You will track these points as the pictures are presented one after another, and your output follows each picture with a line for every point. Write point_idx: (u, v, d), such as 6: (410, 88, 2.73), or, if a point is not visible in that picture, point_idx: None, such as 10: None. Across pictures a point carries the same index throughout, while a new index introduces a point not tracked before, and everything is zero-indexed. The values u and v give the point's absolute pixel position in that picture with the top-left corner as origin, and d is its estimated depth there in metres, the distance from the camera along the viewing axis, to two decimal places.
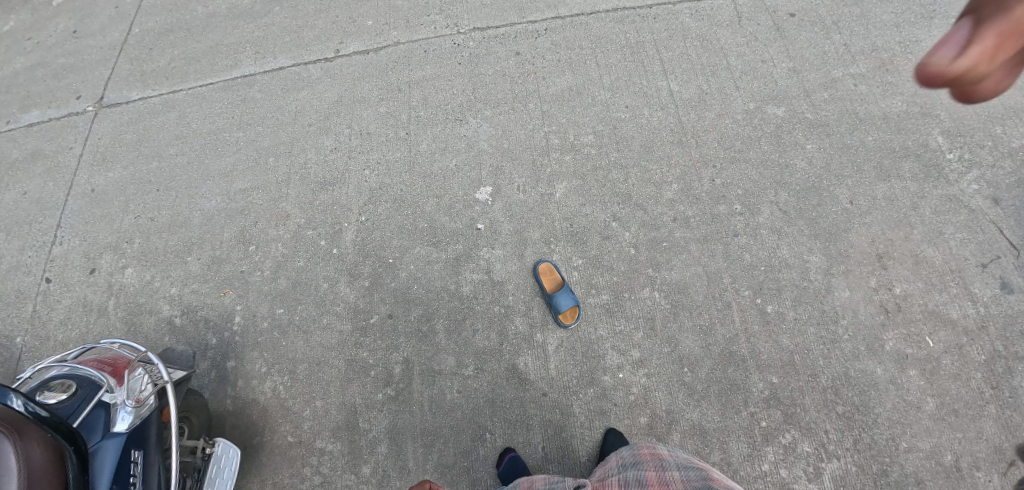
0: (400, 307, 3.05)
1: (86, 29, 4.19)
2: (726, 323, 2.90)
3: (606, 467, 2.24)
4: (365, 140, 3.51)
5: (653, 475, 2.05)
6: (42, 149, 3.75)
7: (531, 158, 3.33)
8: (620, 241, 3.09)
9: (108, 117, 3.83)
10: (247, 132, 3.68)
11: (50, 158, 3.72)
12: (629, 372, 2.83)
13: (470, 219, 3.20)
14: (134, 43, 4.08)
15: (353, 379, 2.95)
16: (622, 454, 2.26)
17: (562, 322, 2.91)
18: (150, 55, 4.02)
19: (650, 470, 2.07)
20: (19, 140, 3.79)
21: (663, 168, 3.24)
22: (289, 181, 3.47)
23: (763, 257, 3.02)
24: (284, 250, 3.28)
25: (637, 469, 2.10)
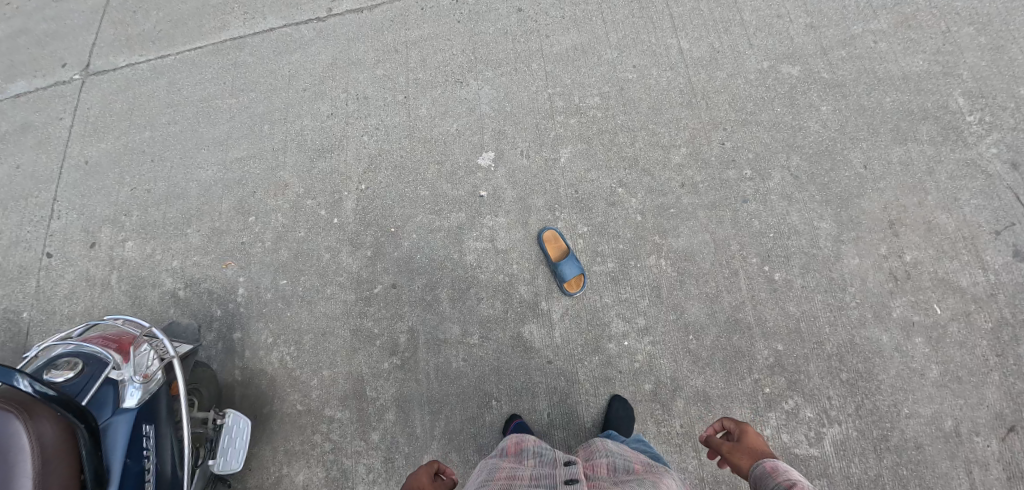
0: (403, 276, 3.04)
1: None
2: (733, 291, 2.88)
3: (591, 450, 2.16)
4: (363, 104, 3.41)
5: (641, 466, 2.03)
6: (32, 120, 3.66)
7: (534, 122, 3.23)
8: (626, 208, 3.03)
9: (97, 86, 3.73)
10: (240, 100, 3.61)
11: (40, 130, 3.64)
12: (635, 340, 2.83)
13: (472, 186, 3.14)
14: (117, 5, 3.92)
15: (359, 349, 2.98)
16: (606, 443, 2.21)
17: (566, 290, 2.87)
18: (134, 18, 3.87)
19: (638, 463, 2.05)
20: (7, 112, 3.70)
21: (671, 131, 3.15)
22: (286, 148, 3.43)
23: (773, 224, 2.97)
24: (284, 220, 3.28)
25: (625, 458, 2.07)
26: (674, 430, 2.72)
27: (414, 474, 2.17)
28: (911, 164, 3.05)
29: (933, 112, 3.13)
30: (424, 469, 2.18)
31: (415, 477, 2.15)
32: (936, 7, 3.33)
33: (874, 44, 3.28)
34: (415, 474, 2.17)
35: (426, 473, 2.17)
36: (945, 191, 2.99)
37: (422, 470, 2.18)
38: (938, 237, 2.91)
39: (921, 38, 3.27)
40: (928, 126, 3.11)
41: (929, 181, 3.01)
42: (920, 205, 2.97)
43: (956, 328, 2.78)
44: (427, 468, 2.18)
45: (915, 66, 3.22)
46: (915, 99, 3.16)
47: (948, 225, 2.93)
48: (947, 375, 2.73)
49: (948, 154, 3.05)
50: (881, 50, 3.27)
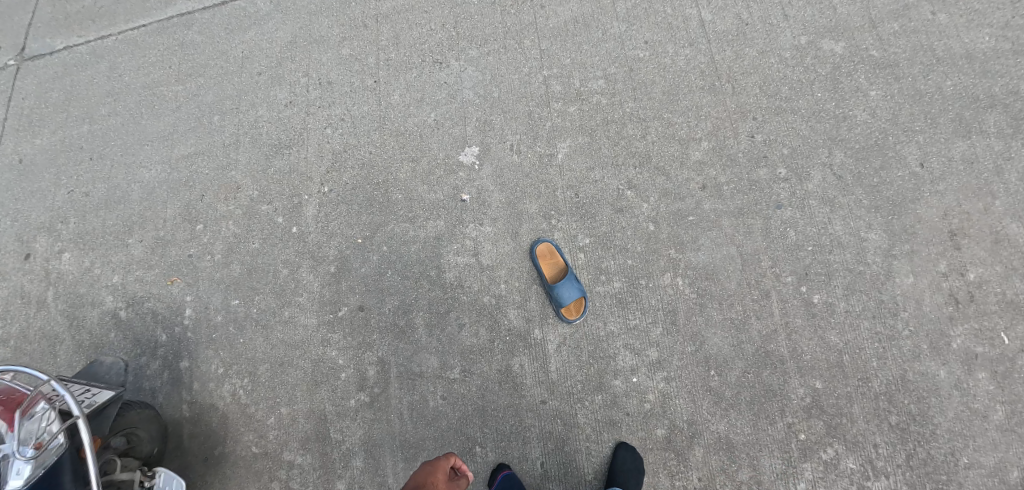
0: (372, 297, 2.57)
1: None
2: (763, 317, 2.42)
3: None
4: (326, 90, 2.90)
5: None
6: None
7: (527, 110, 2.67)
8: (636, 214, 2.51)
9: (32, 72, 3.24)
10: (187, 87, 3.15)
11: None
12: (645, 376, 2.37)
13: (452, 189, 2.61)
14: None
15: (321, 383, 2.57)
16: None
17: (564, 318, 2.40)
18: None
19: None
20: None
21: (691, 120, 2.61)
22: (238, 144, 2.96)
23: (812, 234, 2.50)
24: (236, 229, 2.84)
25: None
26: (689, 484, 2.29)
27: (429, 466, 1.97)
28: (975, 162, 2.55)
29: (1003, 99, 2.61)
30: (442, 464, 1.99)
31: (429, 471, 1.96)
32: None
33: (932, 15, 2.74)
34: (429, 467, 1.98)
35: (441, 468, 1.98)
36: (1017, 194, 2.49)
37: (438, 464, 1.99)
38: (1007, 251, 2.44)
39: (988, 9, 2.72)
40: (996, 115, 2.59)
41: (997, 183, 2.52)
42: (986, 212, 2.49)
43: None
44: (445, 465, 1.99)
45: (982, 42, 2.68)
46: (981, 83, 2.63)
47: (1019, 236, 2.45)
48: (1015, 417, 2.29)
49: (1020, 150, 2.54)
50: (941, 23, 2.72)
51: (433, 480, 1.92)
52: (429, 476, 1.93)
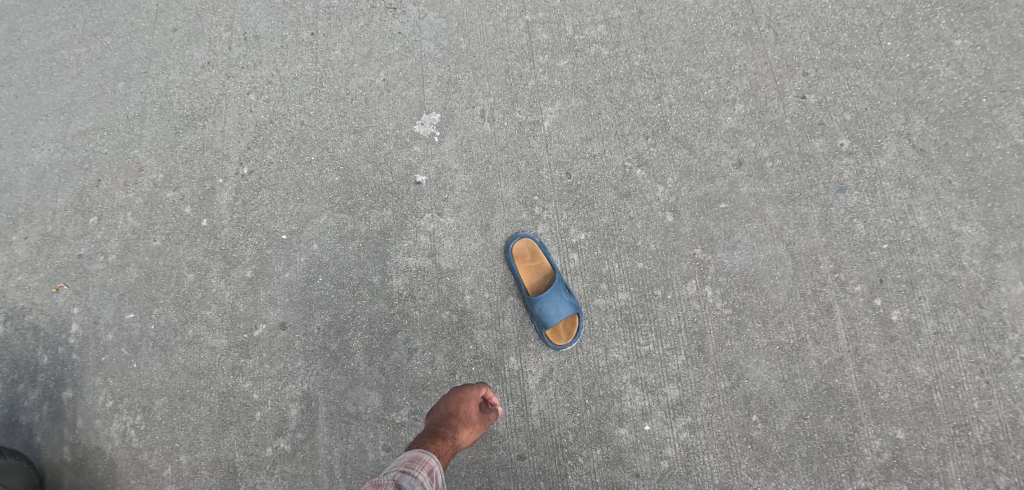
0: (297, 311, 1.93)
1: None
2: (823, 342, 1.76)
3: None
4: (251, 46, 2.28)
5: None
6: None
7: (503, 65, 2.02)
8: (647, 201, 1.87)
9: None
10: (93, 47, 2.45)
11: None
12: (660, 422, 1.73)
13: (404, 169, 1.97)
14: None
15: (229, 425, 1.94)
16: None
17: (550, 343, 1.77)
18: None
19: None
20: None
21: (720, 77, 1.96)
22: (144, 115, 2.34)
23: (886, 228, 1.84)
24: (135, 223, 2.22)
25: None
26: None
27: (458, 394, 1.63)
28: None
29: None
30: (473, 391, 1.63)
31: (457, 399, 1.62)
32: None
33: None
34: (459, 392, 1.64)
35: (474, 395, 1.64)
36: None
37: (469, 391, 1.64)
38: None
39: None
40: None
41: None
42: None
43: None
44: (477, 392, 1.64)
45: None
46: None
47: None
48: None
49: None
50: None
51: (462, 413, 1.60)
52: (458, 406, 1.60)
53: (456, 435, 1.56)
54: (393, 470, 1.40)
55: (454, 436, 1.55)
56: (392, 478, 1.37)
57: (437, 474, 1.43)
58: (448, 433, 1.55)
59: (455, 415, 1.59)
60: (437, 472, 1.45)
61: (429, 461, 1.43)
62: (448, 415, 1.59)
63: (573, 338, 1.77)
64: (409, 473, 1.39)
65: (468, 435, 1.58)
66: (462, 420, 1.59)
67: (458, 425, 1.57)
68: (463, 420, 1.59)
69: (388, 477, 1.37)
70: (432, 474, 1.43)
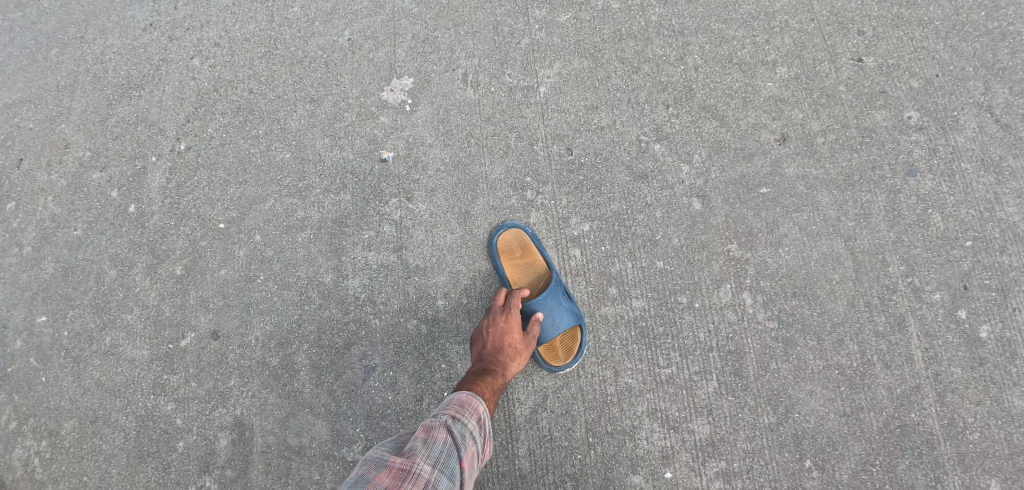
0: (233, 317, 1.57)
1: None
2: (893, 367, 1.38)
3: None
4: (199, 3, 1.90)
5: None
6: None
7: (493, 20, 1.65)
8: (667, 184, 1.50)
9: None
10: (31, 9, 2.01)
11: None
12: (685, 467, 1.35)
13: (369, 144, 1.61)
14: None
15: (147, 456, 1.57)
16: None
17: (544, 363, 1.40)
18: None
19: None
20: None
21: (757, 35, 1.59)
22: (76, 84, 1.93)
23: (971, 221, 1.46)
24: (56, 208, 1.82)
25: None
26: None
27: (500, 323, 1.37)
28: None
29: None
30: (516, 319, 1.37)
31: (500, 330, 1.36)
32: None
33: None
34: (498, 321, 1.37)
35: (517, 322, 1.38)
36: None
37: (511, 319, 1.37)
38: None
39: None
40: None
41: None
42: None
43: None
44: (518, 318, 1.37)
45: None
46: None
47: None
48: None
49: None
50: None
51: (508, 346, 1.35)
52: (503, 338, 1.35)
53: (505, 371, 1.33)
54: (442, 414, 1.21)
55: (503, 373, 1.33)
56: (443, 422, 1.19)
57: (488, 420, 1.25)
58: (496, 370, 1.33)
59: (499, 349, 1.35)
60: (488, 414, 1.27)
61: (480, 404, 1.24)
62: (491, 348, 1.36)
63: (574, 357, 1.40)
64: (460, 419, 1.20)
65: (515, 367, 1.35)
66: (509, 354, 1.35)
67: (505, 357, 1.34)
68: (509, 354, 1.35)
69: (439, 420, 1.19)
70: (482, 419, 1.25)
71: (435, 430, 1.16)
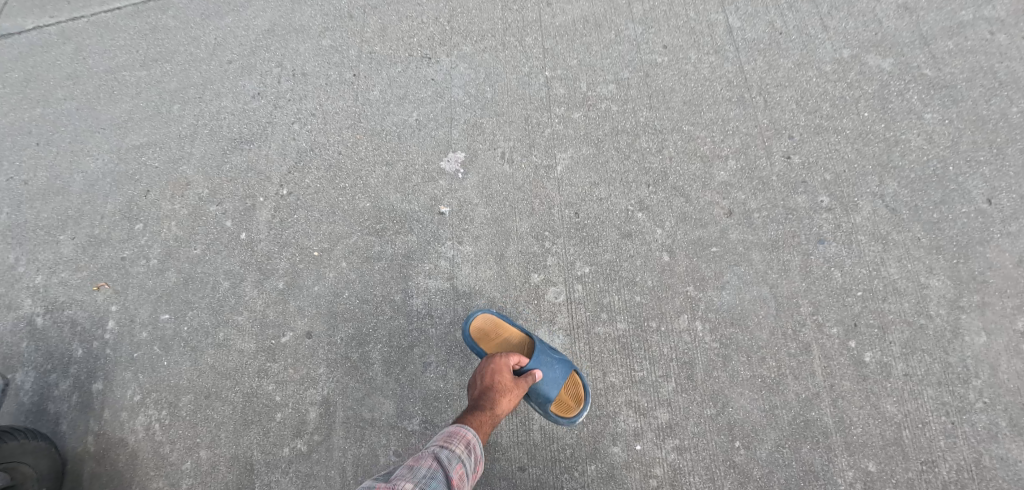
0: (322, 323, 2.12)
1: None
2: (801, 378, 1.94)
3: None
4: (300, 82, 2.56)
5: None
6: None
7: (524, 113, 2.28)
8: (648, 241, 2.08)
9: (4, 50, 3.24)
10: (154, 71, 2.85)
11: None
12: (651, 443, 1.88)
13: (429, 200, 2.19)
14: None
15: (251, 424, 2.09)
16: None
17: (563, 417, 1.88)
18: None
19: None
20: None
21: (714, 135, 2.22)
22: (195, 136, 2.59)
23: (861, 277, 2.04)
24: (178, 231, 2.43)
25: None
26: None
27: (493, 369, 1.86)
28: None
29: None
30: (504, 362, 1.86)
31: (498, 376, 1.85)
32: None
33: (991, 35, 2.45)
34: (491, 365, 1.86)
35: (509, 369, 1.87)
36: None
37: (501, 365, 1.86)
38: None
39: None
40: None
41: None
42: None
43: None
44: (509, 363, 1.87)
45: None
46: None
47: None
48: None
49: None
50: (1000, 44, 2.44)
51: (501, 386, 1.84)
52: (498, 381, 1.84)
53: (494, 405, 1.80)
54: (433, 445, 1.68)
55: (494, 407, 1.80)
56: (431, 452, 1.66)
57: (470, 448, 1.69)
58: (486, 405, 1.80)
59: (492, 388, 1.83)
60: (473, 443, 1.71)
61: (463, 436, 1.70)
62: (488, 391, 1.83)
63: (583, 399, 1.89)
64: (445, 448, 1.67)
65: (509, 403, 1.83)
66: (500, 393, 1.82)
67: (495, 394, 1.82)
68: (501, 391, 1.83)
69: (428, 451, 1.66)
70: (466, 448, 1.69)
71: (422, 459, 1.63)
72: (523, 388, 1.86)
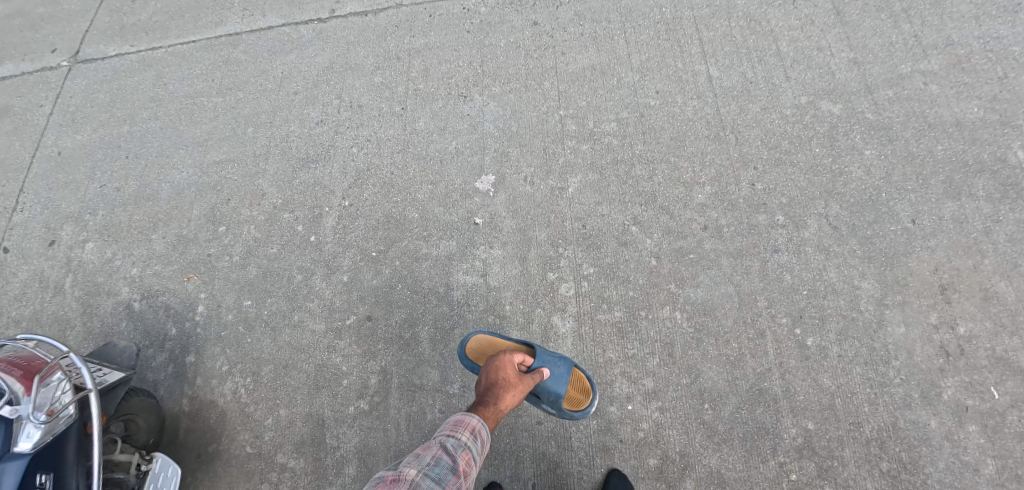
0: (381, 309, 2.69)
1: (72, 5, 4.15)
2: (758, 356, 2.48)
3: None
4: (357, 114, 3.13)
5: None
6: (28, 122, 3.73)
7: (543, 145, 2.92)
8: (639, 249, 2.66)
9: (90, 74, 3.82)
10: (229, 99, 3.39)
11: (35, 132, 3.68)
12: (640, 405, 2.42)
13: (467, 212, 2.80)
14: (123, 22, 3.97)
15: (322, 388, 2.62)
16: None
17: (577, 412, 2.34)
18: (144, 20, 3.92)
19: None
20: (17, 110, 3.78)
21: (695, 166, 2.82)
22: (268, 155, 3.14)
23: (807, 279, 2.59)
24: (257, 233, 2.96)
25: None
26: None
27: (498, 369, 2.27)
28: (965, 222, 2.69)
29: (991, 165, 2.80)
30: (507, 364, 2.28)
31: (503, 377, 2.25)
32: (992, 50, 3.07)
33: (924, 86, 3.01)
34: (498, 364, 2.28)
35: (512, 370, 2.28)
36: (1005, 255, 2.62)
37: (505, 366, 2.28)
38: (996, 309, 2.53)
39: (976, 83, 2.99)
40: (985, 181, 2.77)
41: (986, 242, 2.64)
42: (976, 270, 2.60)
43: (1015, 417, 2.39)
44: (511, 363, 2.28)
45: (971, 112, 2.93)
46: (972, 149, 2.84)
47: (1008, 295, 2.55)
48: (1004, 473, 2.33)
49: (1008, 214, 2.69)
50: (932, 93, 2.99)
51: (505, 384, 2.24)
52: (502, 379, 2.24)
53: (498, 401, 2.20)
54: (441, 435, 2.08)
55: (498, 403, 2.20)
56: (438, 441, 2.05)
57: (473, 436, 2.08)
58: (490, 401, 2.19)
59: (497, 386, 2.23)
60: (477, 430, 2.10)
61: (466, 425, 2.09)
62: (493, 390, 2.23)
63: (590, 392, 2.37)
64: (452, 436, 2.06)
65: (515, 396, 2.23)
66: (505, 390, 2.22)
67: (500, 390, 2.22)
68: (505, 389, 2.23)
69: (435, 441, 2.04)
70: (470, 435, 2.08)
71: (428, 449, 2.02)
72: (528, 385, 2.26)
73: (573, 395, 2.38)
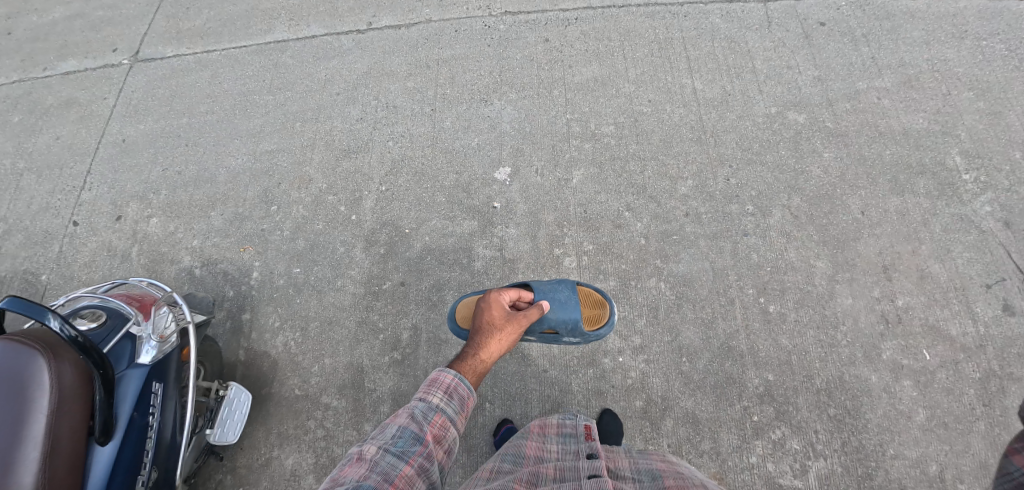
0: (412, 276, 3.18)
1: (128, 8, 4.61)
2: (728, 319, 2.98)
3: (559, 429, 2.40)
4: (393, 114, 3.66)
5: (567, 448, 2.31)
6: (92, 111, 4.15)
7: (552, 143, 3.44)
8: (632, 231, 3.17)
9: (148, 71, 4.26)
10: (280, 97, 3.90)
11: (99, 121, 4.10)
12: (629, 357, 2.92)
13: (487, 197, 3.31)
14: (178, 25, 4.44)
15: (361, 340, 3.10)
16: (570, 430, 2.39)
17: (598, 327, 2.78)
18: (199, 25, 4.40)
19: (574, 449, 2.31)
20: (81, 101, 4.20)
21: (679, 164, 3.33)
22: (314, 146, 3.65)
23: (770, 258, 3.10)
24: (305, 212, 3.46)
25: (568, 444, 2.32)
26: (660, 448, 2.76)
27: (484, 317, 2.51)
28: (907, 214, 3.20)
29: (931, 168, 3.31)
30: (493, 310, 2.53)
31: (491, 322, 2.50)
32: (938, 71, 3.60)
33: (877, 100, 3.53)
34: (486, 311, 2.53)
35: (497, 316, 2.52)
36: (939, 242, 3.12)
37: (489, 314, 2.52)
38: (930, 286, 3.02)
39: (923, 98, 3.52)
40: (925, 181, 3.28)
41: (924, 231, 3.15)
42: (914, 254, 3.10)
43: (944, 374, 2.83)
44: (496, 308, 2.53)
45: (917, 123, 3.45)
46: (914, 154, 3.36)
47: (940, 274, 3.04)
48: (933, 420, 2.75)
49: (943, 208, 3.20)
50: (884, 106, 3.51)
51: (491, 330, 2.48)
52: (488, 325, 2.49)
53: (483, 347, 2.43)
54: (414, 399, 2.19)
55: (484, 349, 2.43)
56: (407, 410, 2.15)
57: (443, 398, 2.20)
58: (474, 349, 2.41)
59: (484, 332, 2.47)
60: (452, 388, 2.24)
61: (437, 387, 2.21)
62: (480, 338, 2.46)
63: (605, 304, 2.83)
64: (423, 401, 2.18)
65: (503, 338, 2.48)
66: (490, 336, 2.46)
67: (485, 336, 2.46)
68: (490, 336, 2.46)
69: (404, 410, 2.15)
70: (440, 398, 2.20)
71: (395, 419, 2.12)
72: (513, 330, 2.51)
73: (590, 315, 2.82)
